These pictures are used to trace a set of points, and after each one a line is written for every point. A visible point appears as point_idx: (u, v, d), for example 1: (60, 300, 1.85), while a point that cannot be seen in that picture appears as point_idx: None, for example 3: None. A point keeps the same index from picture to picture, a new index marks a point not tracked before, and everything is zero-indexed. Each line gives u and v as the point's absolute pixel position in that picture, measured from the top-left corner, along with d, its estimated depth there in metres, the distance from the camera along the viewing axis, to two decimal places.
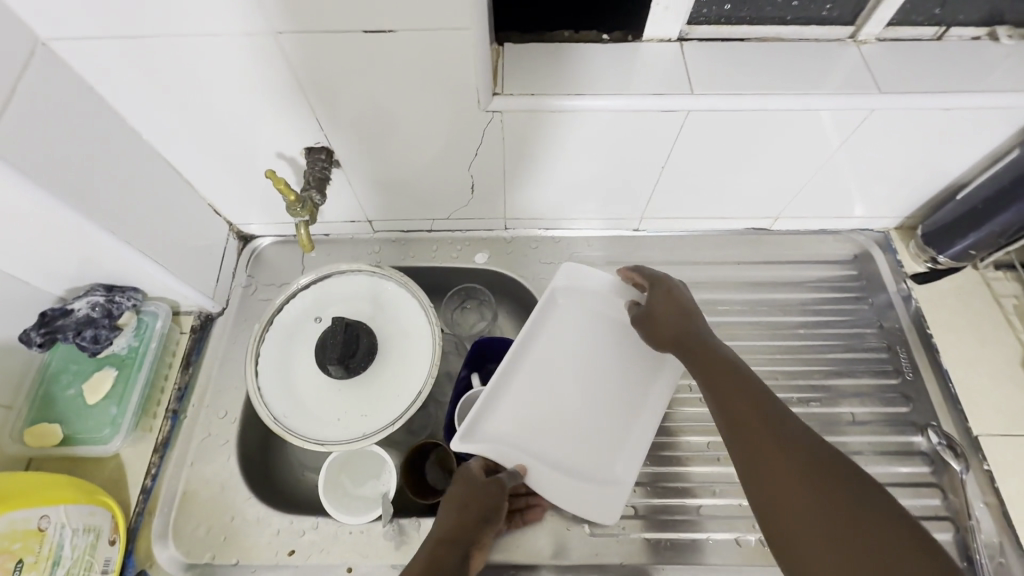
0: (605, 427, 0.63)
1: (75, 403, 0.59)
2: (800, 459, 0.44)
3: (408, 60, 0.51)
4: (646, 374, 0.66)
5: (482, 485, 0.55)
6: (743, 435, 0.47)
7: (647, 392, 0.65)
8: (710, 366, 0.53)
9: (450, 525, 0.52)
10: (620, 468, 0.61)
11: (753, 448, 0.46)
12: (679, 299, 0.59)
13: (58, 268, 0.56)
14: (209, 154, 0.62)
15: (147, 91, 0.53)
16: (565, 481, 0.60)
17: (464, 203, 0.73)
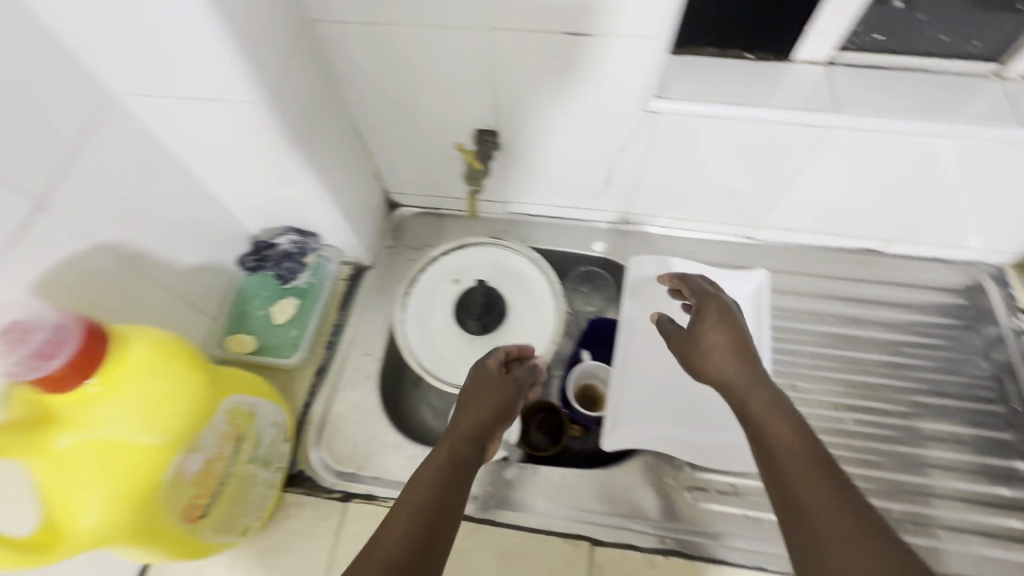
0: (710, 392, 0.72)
1: (263, 322, 0.71)
2: (830, 473, 0.42)
3: (593, 63, 0.58)
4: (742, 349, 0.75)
5: (498, 383, 0.58)
6: (781, 446, 0.45)
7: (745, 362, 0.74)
8: (748, 379, 0.50)
9: (473, 419, 0.54)
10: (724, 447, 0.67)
11: (785, 461, 0.44)
12: (724, 309, 0.55)
13: (268, 207, 0.68)
14: (391, 128, 0.72)
15: (363, 68, 0.63)
16: (692, 438, 0.69)
17: (595, 194, 0.80)
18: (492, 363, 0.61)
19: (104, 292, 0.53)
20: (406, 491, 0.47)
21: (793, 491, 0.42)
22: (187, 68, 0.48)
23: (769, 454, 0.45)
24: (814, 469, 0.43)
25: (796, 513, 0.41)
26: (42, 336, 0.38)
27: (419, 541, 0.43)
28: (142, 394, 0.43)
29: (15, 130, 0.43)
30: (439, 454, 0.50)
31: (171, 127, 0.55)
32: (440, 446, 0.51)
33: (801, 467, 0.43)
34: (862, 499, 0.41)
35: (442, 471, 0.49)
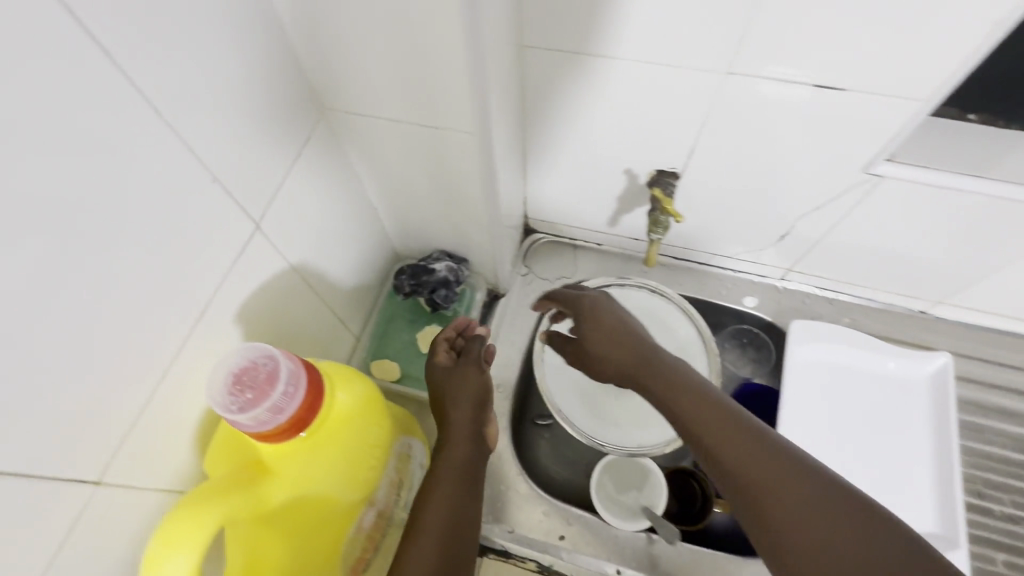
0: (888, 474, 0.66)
1: (407, 348, 0.67)
2: (740, 420, 0.45)
3: (828, 118, 0.52)
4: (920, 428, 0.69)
5: (467, 372, 0.56)
6: (705, 425, 0.46)
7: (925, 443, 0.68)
8: (656, 371, 0.53)
9: (459, 415, 0.55)
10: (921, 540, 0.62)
11: (726, 448, 0.43)
12: (616, 307, 0.59)
13: (429, 229, 0.65)
14: (560, 159, 0.67)
15: (559, 96, 0.58)
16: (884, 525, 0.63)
17: (761, 246, 0.73)
18: (443, 358, 0.59)
19: (282, 314, 0.50)
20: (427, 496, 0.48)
21: (739, 475, 0.42)
22: (413, 92, 0.44)
23: (702, 442, 0.45)
24: (733, 435, 0.44)
25: (761, 507, 0.40)
26: (276, 390, 0.34)
27: (456, 535, 0.47)
28: (347, 450, 0.40)
29: (253, 147, 0.40)
30: (439, 466, 0.51)
31: (367, 144, 0.52)
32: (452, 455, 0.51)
33: (711, 423, 0.45)
34: (782, 440, 0.43)
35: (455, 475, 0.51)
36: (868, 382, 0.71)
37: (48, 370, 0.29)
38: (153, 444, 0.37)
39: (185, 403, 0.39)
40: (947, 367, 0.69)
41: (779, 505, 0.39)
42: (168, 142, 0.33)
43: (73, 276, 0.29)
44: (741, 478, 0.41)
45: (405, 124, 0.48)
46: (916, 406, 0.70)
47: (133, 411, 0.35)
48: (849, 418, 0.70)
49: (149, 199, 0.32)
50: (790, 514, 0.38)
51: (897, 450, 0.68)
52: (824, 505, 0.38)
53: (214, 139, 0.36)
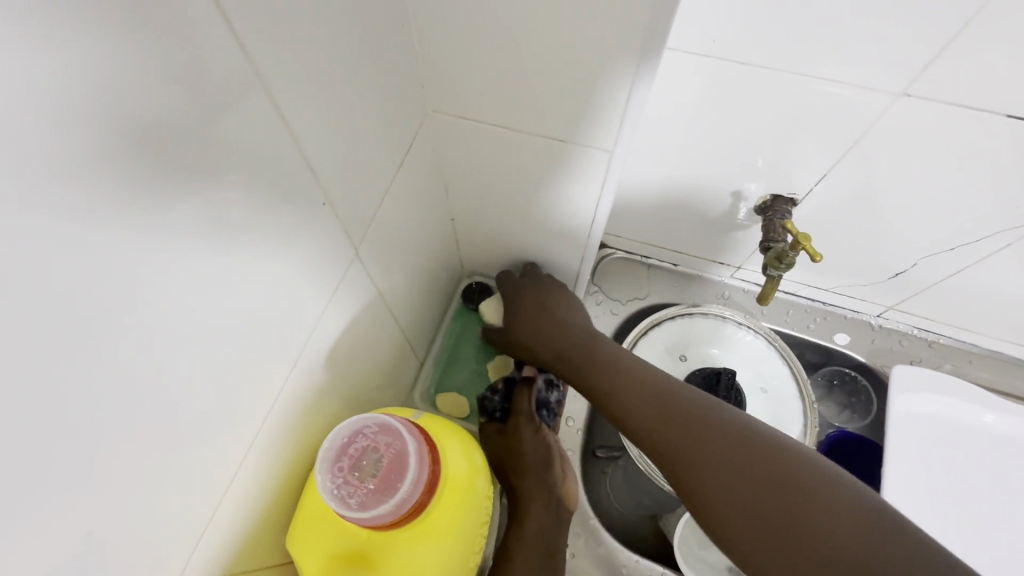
0: (990, 552, 0.62)
1: (476, 379, 0.60)
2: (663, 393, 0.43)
3: (1003, 155, 0.45)
4: None
5: (522, 432, 0.54)
6: (629, 393, 0.44)
7: None
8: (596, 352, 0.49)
9: (532, 480, 0.52)
10: None
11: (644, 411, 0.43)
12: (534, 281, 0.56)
13: (510, 248, 0.58)
14: (659, 175, 0.60)
15: (678, 109, 0.51)
16: None
17: (865, 282, 0.66)
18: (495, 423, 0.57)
19: (360, 344, 0.44)
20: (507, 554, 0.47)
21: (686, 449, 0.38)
22: (540, 99, 0.38)
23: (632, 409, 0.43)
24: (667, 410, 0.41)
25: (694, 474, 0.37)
26: (403, 482, 0.32)
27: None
28: (465, 533, 0.34)
29: (355, 153, 0.34)
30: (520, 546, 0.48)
31: (464, 155, 0.46)
32: (531, 513, 0.50)
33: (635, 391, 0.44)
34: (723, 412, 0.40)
35: (537, 550, 0.48)
36: (980, 441, 0.65)
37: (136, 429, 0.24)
38: (233, 527, 0.33)
39: (267, 462, 0.35)
40: None
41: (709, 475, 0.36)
42: (278, 148, 0.27)
43: (168, 315, 0.24)
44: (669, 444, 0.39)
45: (519, 134, 0.41)
46: None
47: (216, 493, 0.30)
48: (958, 479, 0.64)
49: (252, 219, 0.27)
50: (722, 484, 0.35)
51: (991, 521, 0.63)
52: (827, 505, 0.32)
53: (320, 143, 0.30)
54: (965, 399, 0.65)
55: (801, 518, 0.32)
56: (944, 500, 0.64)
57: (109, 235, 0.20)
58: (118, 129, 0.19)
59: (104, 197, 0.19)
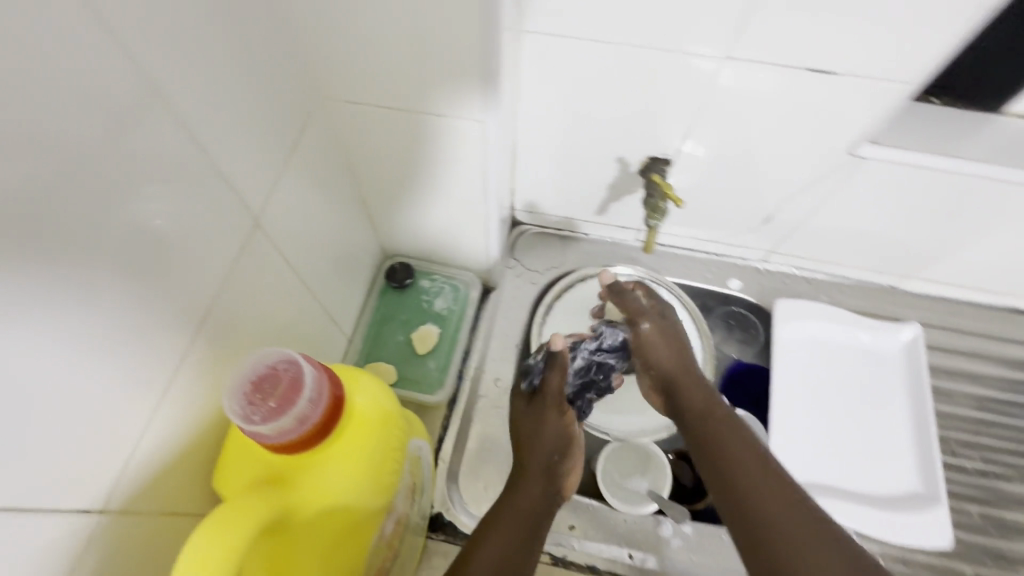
0: (876, 449, 0.67)
1: (403, 349, 0.64)
2: (768, 463, 0.49)
3: (819, 103, 0.54)
4: (898, 395, 0.70)
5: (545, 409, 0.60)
6: (723, 450, 0.51)
7: (905, 409, 0.69)
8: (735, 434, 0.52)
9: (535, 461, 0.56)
10: (914, 508, 0.63)
11: (739, 462, 0.50)
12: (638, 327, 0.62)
13: (421, 225, 0.63)
14: (552, 150, 0.67)
15: (553, 85, 0.58)
16: (875, 498, 0.64)
17: (744, 230, 0.75)
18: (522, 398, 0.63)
19: (279, 317, 0.47)
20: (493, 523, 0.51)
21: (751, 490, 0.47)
22: (413, 78, 0.43)
23: (715, 452, 0.51)
24: (749, 461, 0.49)
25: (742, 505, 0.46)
26: (302, 398, 0.31)
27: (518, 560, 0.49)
28: (367, 459, 0.37)
29: (245, 132, 0.38)
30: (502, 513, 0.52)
31: (362, 138, 0.51)
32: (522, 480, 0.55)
33: (729, 446, 0.51)
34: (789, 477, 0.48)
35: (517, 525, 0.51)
36: (844, 354, 0.73)
37: (52, 376, 0.27)
38: (157, 470, 0.34)
39: (191, 418, 0.37)
40: (917, 335, 0.73)
41: (759, 509, 0.45)
42: (163, 124, 0.31)
43: (69, 272, 0.27)
44: (735, 487, 0.48)
45: (403, 113, 0.47)
46: (894, 371, 0.72)
47: (136, 435, 0.32)
48: (835, 390, 0.71)
49: (146, 188, 0.30)
50: (766, 515, 0.44)
51: (882, 426, 0.68)
52: (802, 528, 0.42)
53: (208, 121, 0.34)
54: (824, 320, 0.74)
55: (784, 536, 0.43)
56: (825, 410, 0.70)
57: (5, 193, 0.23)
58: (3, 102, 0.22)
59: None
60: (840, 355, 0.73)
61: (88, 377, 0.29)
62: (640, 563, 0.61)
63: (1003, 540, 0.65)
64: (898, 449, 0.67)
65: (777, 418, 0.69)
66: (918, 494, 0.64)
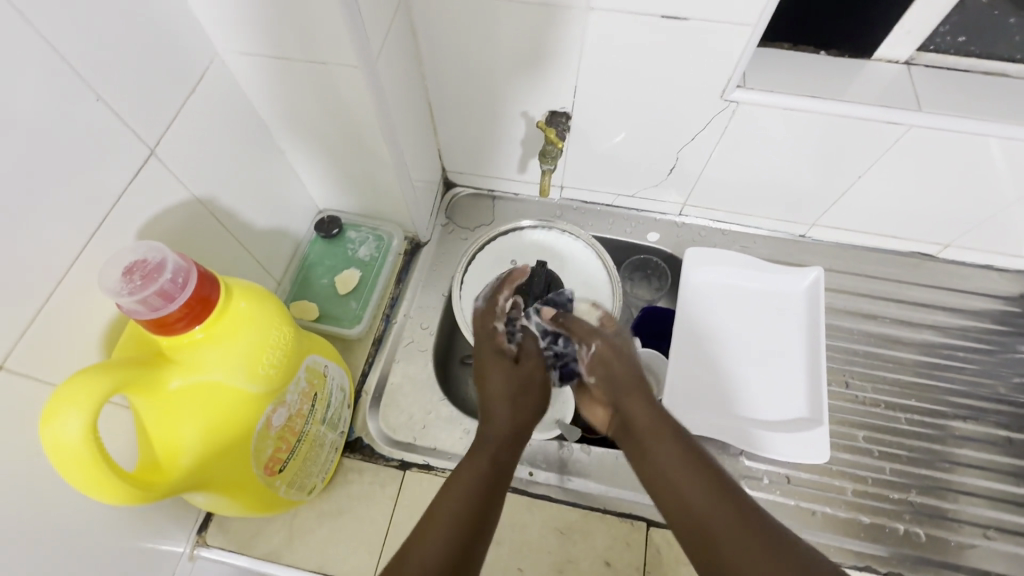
0: (769, 378, 0.72)
1: (328, 291, 0.71)
2: (724, 489, 0.44)
3: (683, 49, 0.59)
4: (796, 331, 0.75)
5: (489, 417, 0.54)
6: (674, 470, 0.46)
7: (801, 344, 0.74)
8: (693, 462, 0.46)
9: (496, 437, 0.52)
10: (795, 426, 0.68)
11: (691, 490, 0.44)
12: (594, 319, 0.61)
13: (342, 178, 0.69)
14: (464, 109, 0.73)
15: (449, 44, 0.64)
16: (763, 422, 0.69)
17: (655, 182, 0.80)
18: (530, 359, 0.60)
19: (191, 246, 0.54)
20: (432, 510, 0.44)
21: (711, 521, 0.42)
22: (290, 30, 0.49)
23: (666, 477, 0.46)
24: (704, 486, 0.44)
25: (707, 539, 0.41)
26: (165, 274, 0.38)
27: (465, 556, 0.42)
28: (246, 344, 0.43)
29: (134, 70, 0.44)
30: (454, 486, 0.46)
31: (265, 87, 0.56)
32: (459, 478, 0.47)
33: (680, 474, 0.46)
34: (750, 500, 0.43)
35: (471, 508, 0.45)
36: (748, 296, 0.78)
37: None
38: (55, 347, 0.41)
39: (90, 310, 0.43)
40: (819, 276, 0.77)
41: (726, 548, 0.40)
42: (42, 56, 0.37)
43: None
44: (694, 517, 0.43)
45: (292, 62, 0.53)
46: (794, 311, 0.76)
47: (30, 311, 0.38)
48: (736, 328, 0.76)
49: (27, 104, 0.36)
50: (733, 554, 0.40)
51: (779, 362, 0.73)
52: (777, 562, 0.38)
53: (94, 59, 0.40)
54: (730, 264, 0.79)
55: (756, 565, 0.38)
56: (726, 346, 0.74)
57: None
58: None
59: None
60: (744, 296, 0.78)
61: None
62: (539, 481, 0.65)
63: (892, 463, 0.69)
64: (789, 379, 0.71)
65: (679, 351, 0.73)
66: (804, 417, 0.68)
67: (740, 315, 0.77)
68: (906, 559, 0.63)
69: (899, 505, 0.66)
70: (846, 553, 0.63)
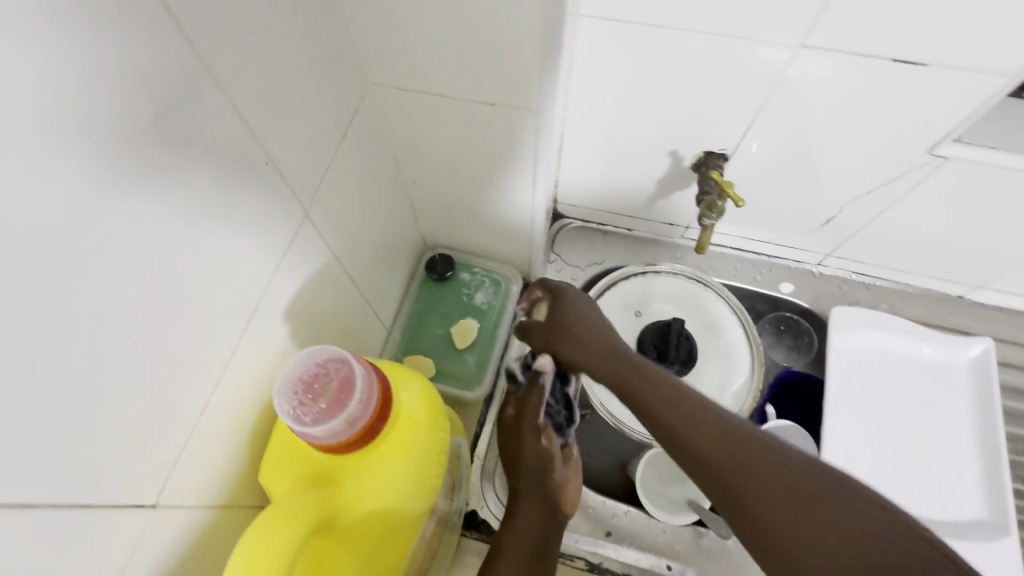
0: (935, 469, 0.63)
1: (442, 343, 0.64)
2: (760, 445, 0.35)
3: (899, 94, 0.49)
4: (962, 413, 0.66)
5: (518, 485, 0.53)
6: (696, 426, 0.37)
7: (969, 430, 0.65)
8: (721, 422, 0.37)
9: (529, 494, 0.52)
10: (974, 532, 0.60)
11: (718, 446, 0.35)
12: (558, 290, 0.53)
13: (465, 219, 0.62)
14: (601, 142, 0.65)
15: (610, 72, 0.55)
16: (936, 526, 0.61)
17: (801, 231, 0.71)
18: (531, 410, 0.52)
19: (322, 307, 0.47)
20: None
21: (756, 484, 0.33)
22: (463, 63, 0.42)
23: (684, 436, 0.37)
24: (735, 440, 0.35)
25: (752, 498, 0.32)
26: (352, 399, 0.32)
27: None
28: (418, 459, 0.37)
29: (296, 116, 0.37)
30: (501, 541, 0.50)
31: (411, 123, 0.50)
32: (503, 549, 0.49)
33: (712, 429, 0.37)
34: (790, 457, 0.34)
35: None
36: (903, 368, 0.68)
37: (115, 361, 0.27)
38: (203, 460, 0.35)
39: (234, 406, 0.37)
40: (990, 350, 0.67)
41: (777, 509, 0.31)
42: (219, 112, 0.30)
43: (130, 257, 0.27)
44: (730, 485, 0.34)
45: (452, 100, 0.46)
46: (959, 389, 0.67)
47: (184, 429, 0.32)
48: (892, 406, 0.67)
49: (198, 170, 0.30)
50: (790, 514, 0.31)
51: (947, 450, 0.64)
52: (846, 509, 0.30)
53: (261, 106, 0.34)
54: (884, 331, 0.69)
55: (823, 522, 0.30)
56: (881, 427, 0.66)
57: (55, 173, 0.22)
58: (62, 81, 0.22)
59: (60, 140, 0.22)
60: (899, 368, 0.68)
61: (134, 363, 0.28)
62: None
63: None
64: (959, 470, 0.63)
65: (831, 436, 0.64)
66: (982, 522, 0.60)
67: (896, 390, 0.67)
68: None
69: None
70: None
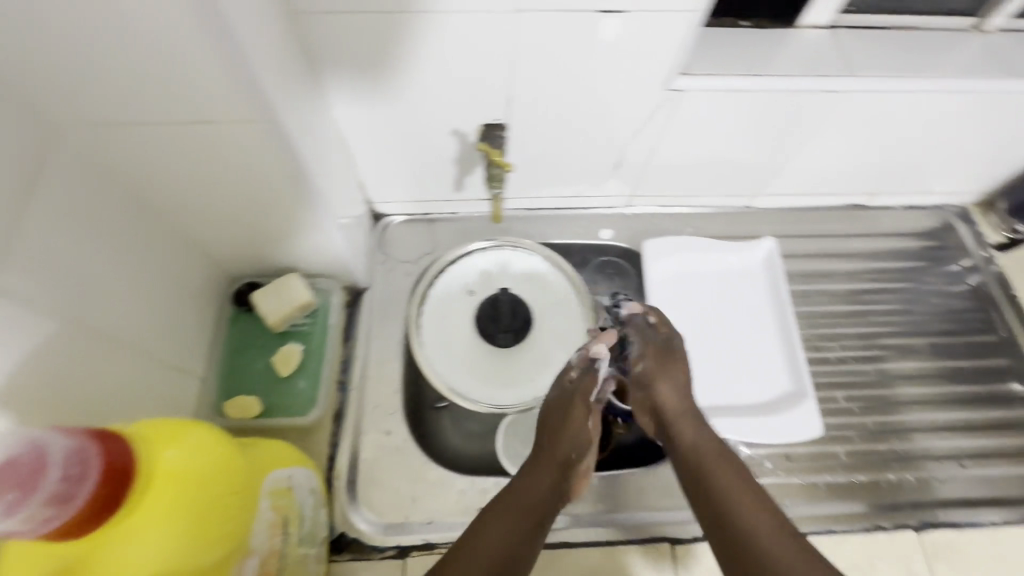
0: (745, 361, 0.72)
1: (268, 375, 0.62)
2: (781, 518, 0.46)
3: (619, 42, 0.54)
4: (760, 307, 0.75)
5: (527, 473, 0.54)
6: (738, 503, 0.48)
7: (767, 319, 0.75)
8: (754, 493, 0.48)
9: (542, 469, 0.54)
10: (785, 405, 0.69)
11: (735, 504, 0.48)
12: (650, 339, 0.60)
13: (254, 243, 0.59)
14: (383, 135, 0.64)
15: (358, 66, 0.54)
16: (753, 409, 0.69)
17: (600, 179, 0.75)
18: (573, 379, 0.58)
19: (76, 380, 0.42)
20: (471, 543, 0.47)
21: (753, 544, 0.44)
22: (157, 85, 0.40)
23: (724, 501, 0.48)
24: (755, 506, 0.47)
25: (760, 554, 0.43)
26: (55, 475, 0.30)
27: None
28: (185, 514, 0.36)
29: None
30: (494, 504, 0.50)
31: (140, 159, 0.46)
32: (493, 514, 0.49)
33: (749, 506, 0.47)
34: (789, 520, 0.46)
35: (500, 551, 0.46)
36: (708, 280, 0.77)
37: None
38: None
39: None
40: (772, 246, 0.77)
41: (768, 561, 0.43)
42: None
43: None
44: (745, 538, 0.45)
45: (168, 125, 0.44)
46: (754, 286, 0.77)
47: None
48: (705, 316, 0.75)
49: None
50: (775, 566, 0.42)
51: (753, 341, 0.73)
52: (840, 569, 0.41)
53: None
54: (689, 252, 0.77)
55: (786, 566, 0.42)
56: (699, 337, 0.73)
57: None
58: None
59: None
60: (705, 281, 0.77)
61: None
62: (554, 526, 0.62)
63: (871, 417, 0.72)
64: (764, 356, 0.72)
65: None
66: (790, 395, 0.69)
67: (705, 301, 0.76)
68: (900, 508, 0.67)
69: (886, 456, 0.69)
70: (848, 515, 0.66)
